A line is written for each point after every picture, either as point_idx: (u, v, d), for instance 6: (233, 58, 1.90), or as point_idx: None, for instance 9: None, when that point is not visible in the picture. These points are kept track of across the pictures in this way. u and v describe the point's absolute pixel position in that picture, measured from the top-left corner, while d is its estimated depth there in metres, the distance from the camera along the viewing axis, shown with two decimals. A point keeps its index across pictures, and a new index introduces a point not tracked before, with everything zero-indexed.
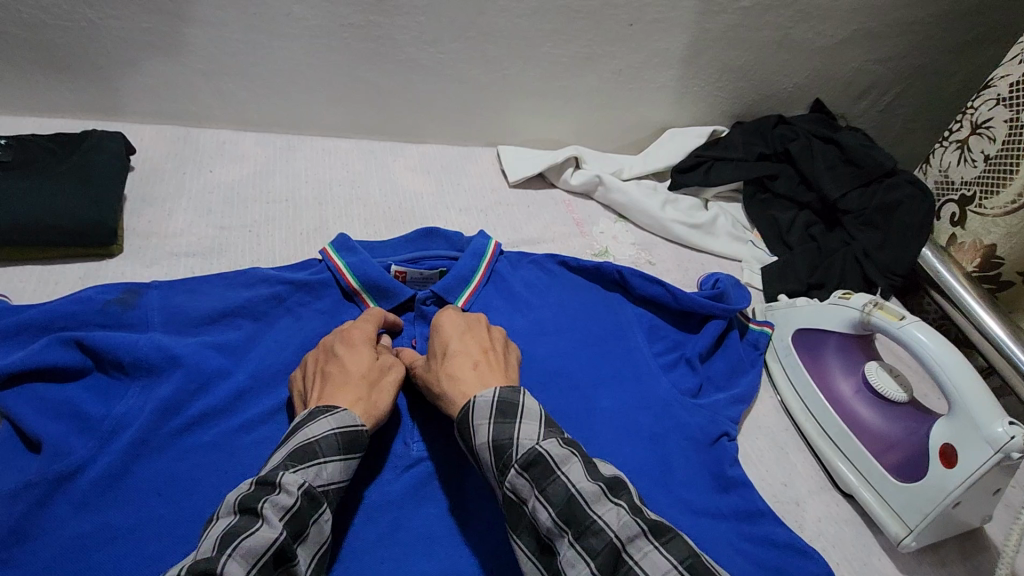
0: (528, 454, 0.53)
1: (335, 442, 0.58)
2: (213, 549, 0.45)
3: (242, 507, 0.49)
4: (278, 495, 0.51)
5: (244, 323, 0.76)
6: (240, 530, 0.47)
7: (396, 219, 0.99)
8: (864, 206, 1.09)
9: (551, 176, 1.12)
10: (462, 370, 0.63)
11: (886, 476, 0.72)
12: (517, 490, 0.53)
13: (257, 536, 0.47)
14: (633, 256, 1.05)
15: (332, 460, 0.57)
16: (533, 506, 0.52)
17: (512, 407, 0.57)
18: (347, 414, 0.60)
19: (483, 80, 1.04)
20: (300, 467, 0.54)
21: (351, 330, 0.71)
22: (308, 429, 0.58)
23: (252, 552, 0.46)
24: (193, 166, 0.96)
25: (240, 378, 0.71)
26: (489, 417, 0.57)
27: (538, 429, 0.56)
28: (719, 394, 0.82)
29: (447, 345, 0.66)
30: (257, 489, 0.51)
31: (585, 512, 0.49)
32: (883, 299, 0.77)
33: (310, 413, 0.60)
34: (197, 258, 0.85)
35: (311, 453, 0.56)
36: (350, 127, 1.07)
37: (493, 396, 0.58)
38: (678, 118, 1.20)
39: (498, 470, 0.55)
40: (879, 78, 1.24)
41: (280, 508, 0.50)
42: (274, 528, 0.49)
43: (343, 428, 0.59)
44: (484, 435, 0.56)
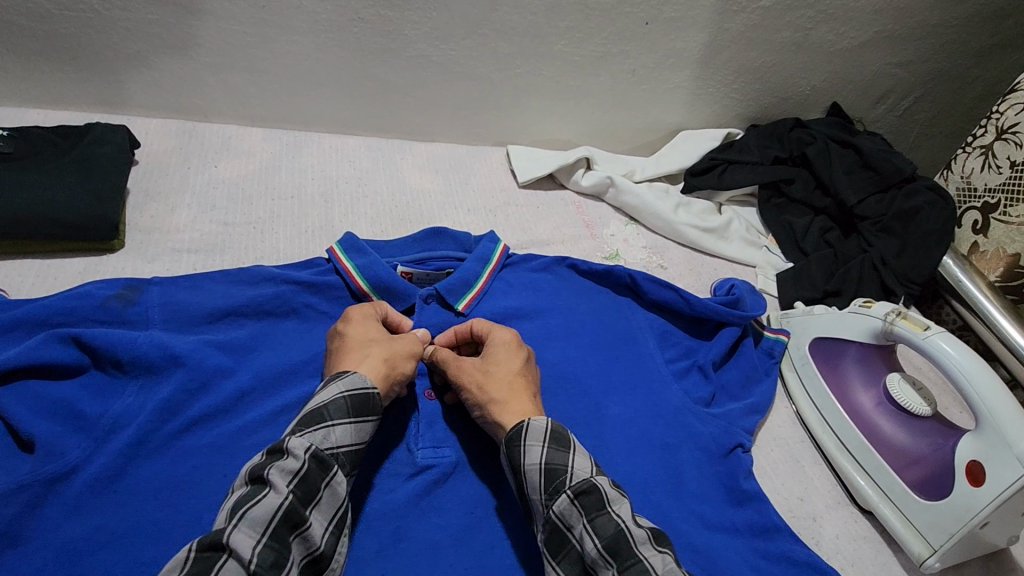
0: (581, 483, 0.55)
1: (344, 406, 0.58)
2: (225, 519, 0.47)
3: (252, 478, 0.51)
4: (284, 461, 0.52)
5: (246, 321, 0.74)
6: (248, 499, 0.49)
7: (403, 218, 0.97)
8: (882, 212, 1.06)
9: (562, 177, 1.10)
10: (522, 400, 0.65)
11: (908, 492, 0.69)
12: (563, 516, 0.55)
13: (262, 505, 0.48)
14: (644, 259, 1.03)
15: (341, 423, 0.57)
16: (579, 534, 0.54)
17: (566, 439, 0.60)
18: (356, 376, 0.61)
19: (494, 78, 1.02)
20: (306, 431, 0.55)
21: (351, 308, 0.71)
22: (316, 398, 0.59)
23: (259, 520, 0.47)
24: (197, 161, 0.94)
25: (241, 379, 0.69)
26: (544, 441, 0.60)
27: (591, 465, 0.59)
28: (732, 404, 0.80)
29: (513, 370, 0.68)
30: (267, 459, 0.52)
31: (632, 550, 0.51)
32: (906, 308, 0.75)
33: (322, 382, 0.61)
34: (200, 254, 0.83)
35: (319, 417, 0.57)
36: (358, 124, 1.05)
37: (549, 424, 0.61)
38: (692, 120, 1.18)
39: (545, 493, 0.57)
40: (899, 82, 1.21)
41: (286, 474, 0.51)
42: (279, 494, 0.50)
43: (352, 390, 0.60)
44: (536, 456, 0.59)
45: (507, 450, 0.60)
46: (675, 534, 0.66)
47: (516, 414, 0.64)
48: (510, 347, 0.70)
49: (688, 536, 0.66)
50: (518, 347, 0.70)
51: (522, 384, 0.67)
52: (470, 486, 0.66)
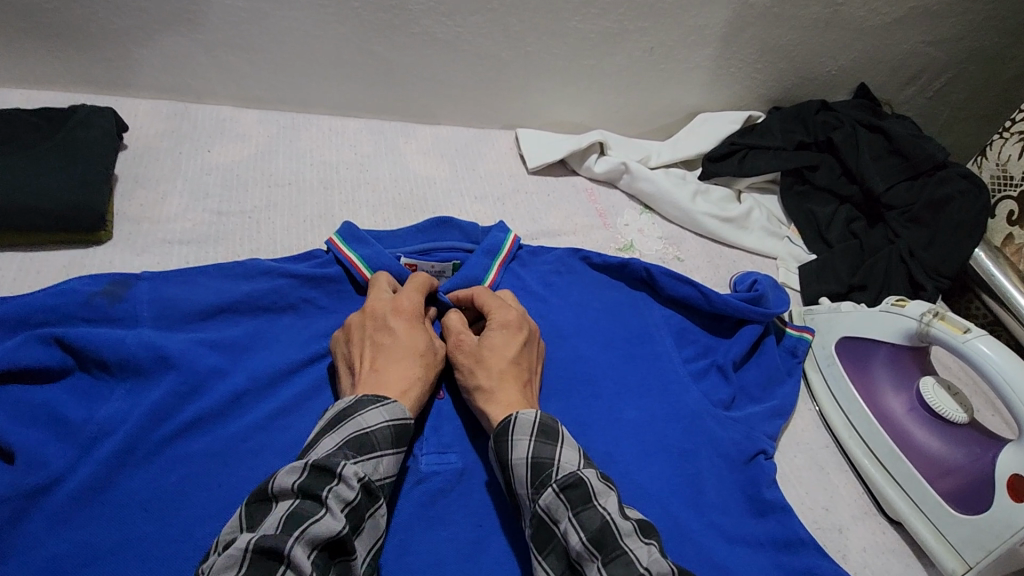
0: (567, 476, 0.53)
1: (388, 436, 0.56)
2: (282, 530, 0.45)
3: (307, 492, 0.48)
4: (340, 486, 0.50)
5: (242, 319, 0.70)
6: (305, 516, 0.47)
7: (406, 206, 0.92)
8: (911, 201, 1.00)
9: (573, 163, 1.04)
10: (510, 389, 0.62)
11: (942, 504, 0.66)
12: (549, 510, 0.53)
13: (322, 525, 0.47)
14: (660, 251, 0.98)
15: (388, 453, 0.56)
16: (564, 528, 0.52)
17: (555, 431, 0.58)
18: (398, 405, 0.58)
19: (503, 56, 0.96)
20: (359, 458, 0.53)
21: (402, 300, 0.67)
22: (362, 418, 0.56)
23: (316, 540, 0.46)
24: (190, 145, 0.89)
25: (236, 380, 0.65)
26: (532, 435, 0.57)
27: (579, 458, 0.56)
28: (754, 407, 0.76)
29: (508, 357, 0.64)
30: (323, 475, 0.50)
31: (616, 542, 0.49)
32: (944, 308, 0.71)
33: (360, 402, 0.57)
34: (192, 246, 0.78)
35: (370, 445, 0.55)
36: (358, 106, 1.00)
37: (536, 416, 0.58)
38: (712, 102, 1.12)
39: (533, 487, 0.55)
40: (931, 62, 1.14)
41: (341, 500, 0.50)
42: (337, 520, 0.48)
43: (396, 420, 0.57)
44: (523, 451, 0.56)
45: (496, 444, 0.58)
46: (695, 548, 0.62)
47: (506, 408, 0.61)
48: (509, 332, 0.66)
49: (709, 550, 0.63)
50: (519, 332, 0.67)
51: (515, 373, 0.64)
52: (478, 495, 0.63)
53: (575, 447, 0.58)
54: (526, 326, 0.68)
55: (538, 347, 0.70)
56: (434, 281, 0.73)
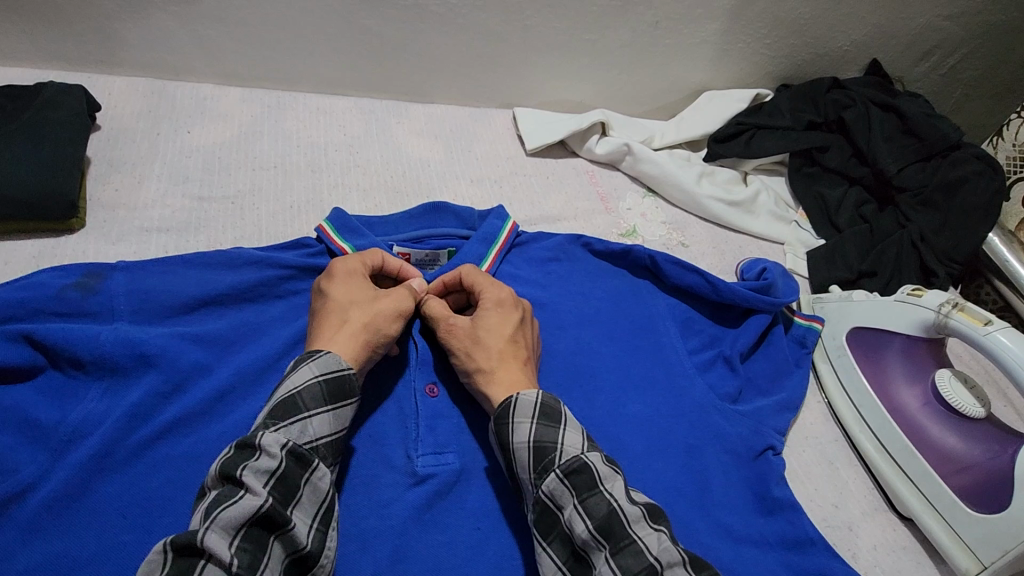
0: (571, 461, 0.51)
1: (320, 393, 0.53)
2: (197, 521, 0.43)
3: (223, 475, 0.46)
4: (259, 459, 0.47)
5: (226, 311, 0.66)
6: (221, 501, 0.44)
7: (399, 190, 0.87)
8: (923, 183, 0.96)
9: (573, 144, 1.00)
10: (512, 368, 0.60)
11: (957, 501, 0.66)
12: (553, 496, 0.50)
13: (239, 506, 0.44)
14: (664, 237, 0.94)
15: (318, 412, 0.53)
16: (569, 515, 0.49)
17: (558, 413, 0.55)
18: (331, 358, 0.56)
19: (501, 30, 0.91)
20: (283, 425, 0.50)
21: (334, 262, 0.64)
22: (289, 381, 0.53)
23: (234, 522, 0.44)
24: (168, 126, 0.84)
25: (220, 378, 0.61)
26: (533, 417, 0.54)
27: (582, 440, 0.54)
28: (762, 400, 0.73)
29: (506, 335, 0.61)
30: (239, 454, 0.48)
31: (625, 530, 0.47)
32: (963, 299, 0.69)
33: (294, 362, 0.55)
34: (172, 234, 0.74)
35: (294, 407, 0.52)
36: (347, 84, 0.94)
37: (538, 397, 0.55)
38: (718, 79, 1.07)
39: (535, 472, 0.52)
40: (947, 37, 1.09)
41: (262, 473, 0.47)
42: (257, 495, 0.45)
43: (326, 373, 0.54)
44: (524, 434, 0.53)
45: (495, 427, 0.55)
46: (702, 550, 0.60)
47: (507, 388, 0.58)
48: (504, 308, 0.63)
49: (717, 551, 0.61)
50: (514, 308, 0.64)
51: (514, 352, 0.61)
52: (477, 497, 0.60)
53: (579, 430, 0.55)
54: (520, 303, 0.65)
55: (533, 323, 0.67)
56: (387, 255, 0.68)
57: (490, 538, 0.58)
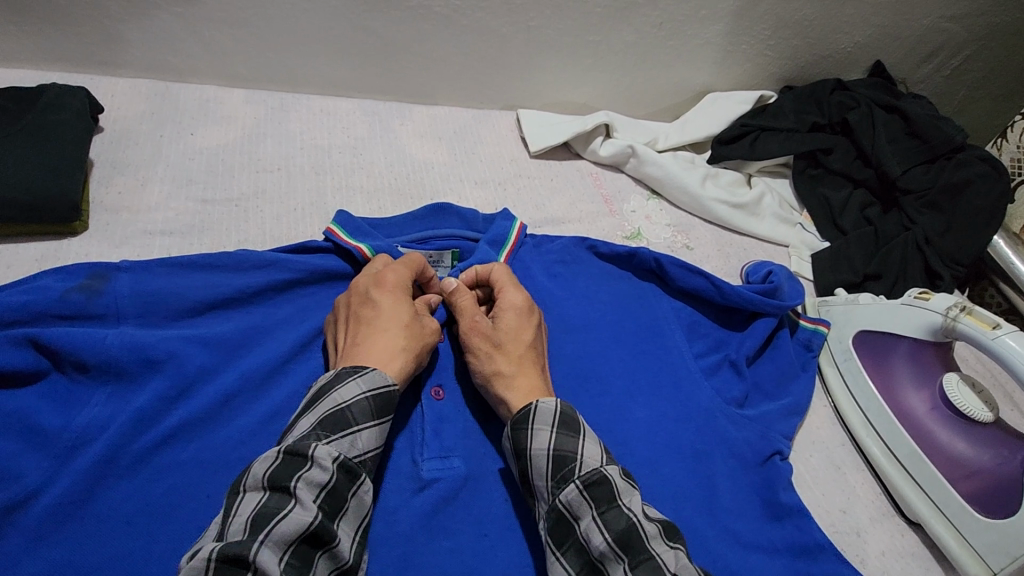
0: (591, 473, 0.51)
1: (367, 408, 0.53)
2: (248, 532, 0.42)
3: (275, 483, 0.45)
4: (312, 470, 0.47)
5: (231, 315, 0.65)
6: (272, 513, 0.44)
7: (402, 193, 0.87)
8: (928, 185, 0.96)
9: (577, 146, 0.99)
10: (531, 374, 0.60)
11: (965, 507, 0.65)
12: (570, 506, 0.50)
13: (291, 520, 0.44)
14: (669, 239, 0.94)
15: (365, 428, 0.52)
16: (586, 526, 0.49)
17: (576, 423, 0.56)
18: (379, 374, 0.55)
19: (505, 32, 0.90)
20: (333, 438, 0.50)
21: (386, 273, 0.63)
22: (337, 394, 0.53)
23: (285, 539, 0.43)
24: (171, 128, 0.83)
25: (225, 382, 0.60)
26: (553, 426, 0.55)
27: (601, 453, 0.54)
28: (769, 405, 0.73)
29: (526, 341, 0.62)
30: (290, 462, 0.47)
31: (644, 545, 0.47)
32: (971, 303, 0.69)
33: (339, 375, 0.54)
34: (175, 237, 0.74)
35: (345, 420, 0.51)
36: (350, 85, 0.94)
37: (557, 405, 0.56)
38: (722, 81, 1.07)
39: (553, 480, 0.52)
40: (950, 38, 1.09)
41: (314, 486, 0.46)
42: (309, 510, 0.45)
43: (375, 390, 0.54)
44: (544, 442, 0.54)
45: (513, 432, 0.55)
46: (710, 556, 0.60)
47: (527, 393, 0.58)
48: (522, 313, 0.63)
49: (725, 556, 0.60)
50: (533, 315, 0.64)
51: (532, 358, 0.62)
52: (483, 503, 0.59)
53: (596, 442, 0.55)
54: (536, 309, 0.66)
55: (542, 331, 0.68)
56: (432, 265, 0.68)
57: (499, 543, 0.58)
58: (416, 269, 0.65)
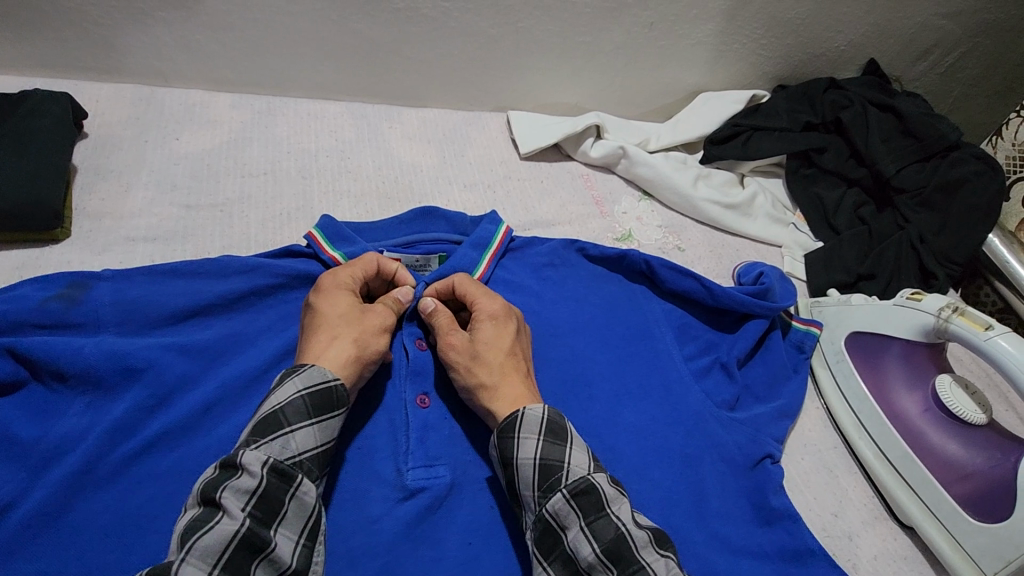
0: (579, 481, 0.50)
1: (302, 407, 0.53)
2: (174, 549, 0.43)
3: (203, 497, 0.46)
4: (239, 479, 0.47)
5: (214, 321, 0.64)
6: (198, 527, 0.44)
7: (390, 196, 0.86)
8: (922, 184, 0.95)
9: (567, 147, 0.98)
10: (514, 382, 0.59)
11: (959, 510, 0.64)
12: (558, 515, 0.50)
13: (215, 532, 0.43)
14: (660, 240, 0.93)
15: (301, 427, 0.52)
16: (574, 537, 0.49)
17: (564, 431, 0.55)
18: (314, 370, 0.55)
19: (493, 33, 0.90)
20: (264, 442, 0.50)
21: (326, 277, 0.64)
22: (271, 399, 0.53)
23: (212, 550, 0.43)
24: (156, 133, 0.83)
25: (206, 389, 0.60)
26: (540, 434, 0.54)
27: (589, 460, 0.53)
28: (759, 407, 0.72)
29: (505, 349, 0.61)
30: (219, 475, 0.47)
31: (633, 555, 0.47)
32: (963, 303, 0.68)
33: (278, 380, 0.55)
34: (159, 243, 0.73)
35: (276, 423, 0.51)
36: (337, 88, 0.93)
37: (545, 412, 0.55)
38: (714, 80, 1.06)
39: (540, 490, 0.52)
40: (945, 35, 1.08)
41: (242, 494, 0.46)
42: (234, 519, 0.45)
43: (309, 388, 0.54)
44: (531, 450, 0.53)
45: (500, 441, 0.55)
46: (698, 562, 0.59)
47: (512, 403, 0.58)
48: (498, 321, 0.63)
49: (714, 562, 0.60)
50: (509, 321, 0.63)
51: (514, 365, 0.61)
52: (468, 510, 0.59)
53: (583, 449, 0.54)
54: (514, 314, 0.65)
55: (526, 335, 0.67)
56: (386, 261, 0.67)
57: (484, 551, 0.57)
58: (356, 268, 0.65)
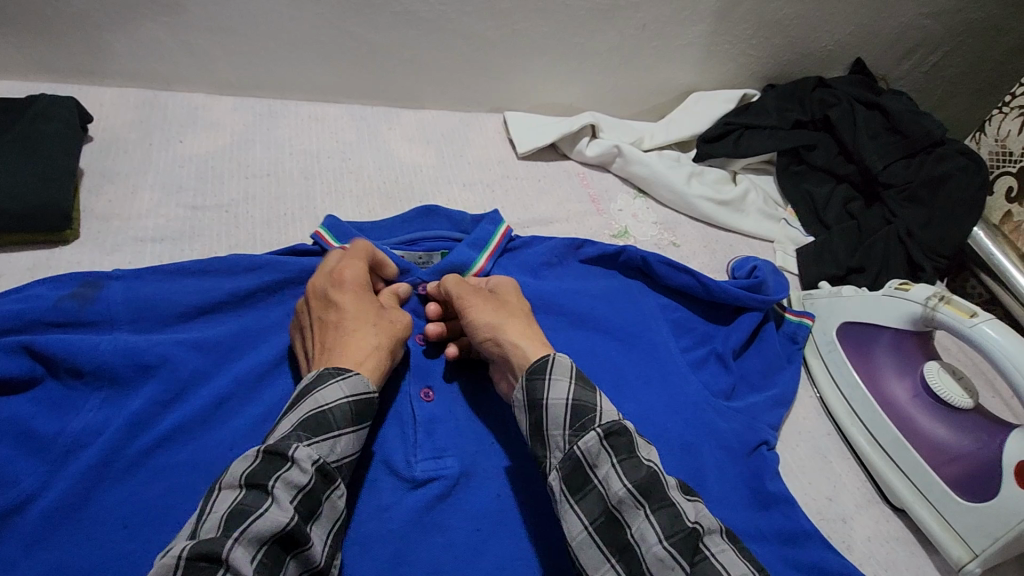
0: (611, 423, 0.52)
1: (349, 412, 0.54)
2: (219, 530, 0.43)
3: (251, 483, 0.46)
4: (292, 471, 0.48)
5: (225, 318, 0.66)
6: (249, 510, 0.45)
7: (391, 196, 0.88)
8: (908, 179, 0.98)
9: (564, 147, 1.01)
10: (539, 337, 0.63)
11: (947, 491, 0.67)
12: (588, 454, 0.51)
13: (267, 520, 0.45)
14: (655, 236, 0.95)
15: (346, 433, 0.53)
16: (605, 474, 0.50)
17: (589, 379, 0.57)
18: (360, 378, 0.56)
19: (490, 36, 0.92)
20: (315, 440, 0.51)
21: (341, 271, 0.64)
22: (319, 396, 0.53)
23: (260, 539, 0.44)
24: (160, 136, 0.84)
25: (219, 384, 0.61)
26: (570, 377, 0.56)
27: (616, 407, 0.55)
28: (755, 397, 0.74)
29: (526, 312, 0.66)
30: (270, 465, 0.48)
31: (664, 492, 0.49)
32: (949, 292, 0.70)
33: (320, 376, 0.55)
34: (166, 243, 0.74)
35: (327, 425, 0.52)
36: (338, 90, 0.95)
37: (570, 354, 0.59)
38: (706, 80, 1.08)
39: (570, 429, 0.53)
40: (928, 35, 1.11)
41: (291, 487, 0.48)
42: (285, 511, 0.46)
43: (357, 395, 0.55)
44: (562, 392, 0.55)
45: (532, 380, 0.56)
46: None
47: (540, 348, 0.60)
48: (515, 292, 0.68)
49: None
50: (521, 294, 0.69)
51: (533, 325, 0.65)
52: (476, 499, 0.60)
53: (608, 400, 0.57)
54: (520, 296, 0.71)
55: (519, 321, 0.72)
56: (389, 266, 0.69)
57: (492, 538, 0.59)
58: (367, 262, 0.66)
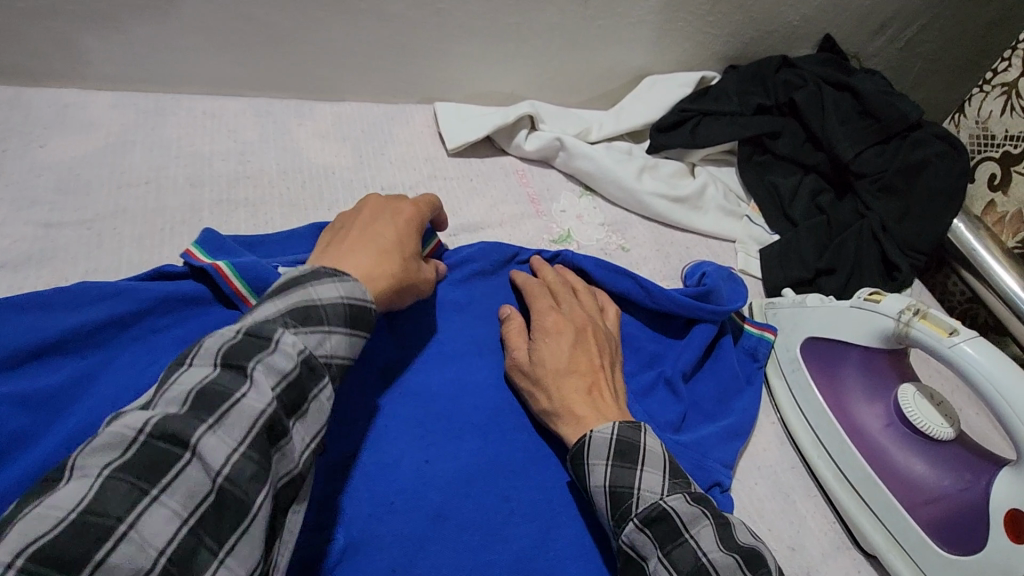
0: (650, 509, 0.48)
1: (342, 313, 0.48)
2: (185, 410, 0.37)
3: (226, 360, 0.40)
4: (273, 355, 0.42)
5: (64, 363, 0.53)
6: (221, 395, 0.39)
7: (294, 204, 0.76)
8: (882, 168, 0.88)
9: (500, 141, 0.89)
10: (578, 401, 0.57)
11: (926, 539, 0.58)
12: (635, 546, 0.48)
13: (241, 409, 0.39)
14: (602, 240, 0.85)
15: (338, 331, 0.47)
16: (654, 567, 0.47)
17: (633, 451, 0.52)
18: (358, 288, 0.50)
19: (409, 16, 0.80)
20: (301, 329, 0.45)
21: (406, 209, 0.62)
22: (311, 288, 0.47)
23: (237, 429, 0.38)
24: (17, 140, 0.72)
25: (47, 448, 0.48)
26: (608, 458, 0.52)
27: (662, 480, 0.51)
28: (706, 429, 0.64)
29: (563, 364, 0.58)
30: (247, 344, 0.41)
31: None
32: (925, 305, 0.61)
33: (314, 272, 0.49)
34: (9, 270, 0.62)
35: (315, 316, 0.46)
36: (237, 82, 0.83)
37: (613, 433, 0.53)
38: (660, 62, 0.97)
39: (614, 518, 0.50)
40: (903, 7, 1.01)
41: (274, 371, 0.41)
42: (263, 398, 0.40)
43: (352, 299, 0.49)
44: (600, 477, 0.52)
45: (573, 469, 0.53)
46: None
47: (576, 424, 0.56)
48: (557, 337, 0.60)
49: None
50: (566, 333, 0.61)
51: (579, 378, 0.58)
52: None
53: (660, 467, 0.52)
54: (581, 324, 0.62)
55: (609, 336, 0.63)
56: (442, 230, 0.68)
57: None
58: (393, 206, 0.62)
